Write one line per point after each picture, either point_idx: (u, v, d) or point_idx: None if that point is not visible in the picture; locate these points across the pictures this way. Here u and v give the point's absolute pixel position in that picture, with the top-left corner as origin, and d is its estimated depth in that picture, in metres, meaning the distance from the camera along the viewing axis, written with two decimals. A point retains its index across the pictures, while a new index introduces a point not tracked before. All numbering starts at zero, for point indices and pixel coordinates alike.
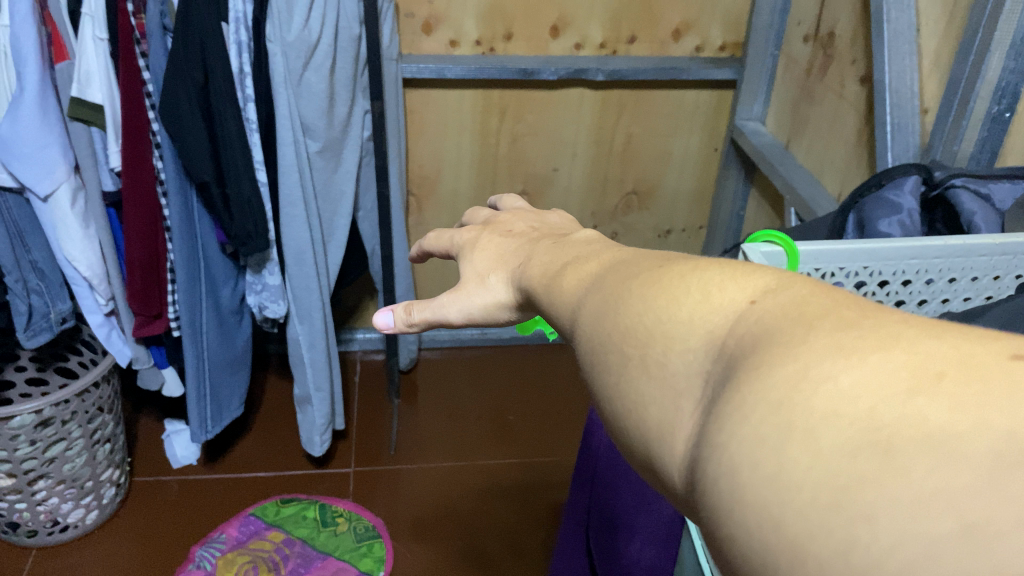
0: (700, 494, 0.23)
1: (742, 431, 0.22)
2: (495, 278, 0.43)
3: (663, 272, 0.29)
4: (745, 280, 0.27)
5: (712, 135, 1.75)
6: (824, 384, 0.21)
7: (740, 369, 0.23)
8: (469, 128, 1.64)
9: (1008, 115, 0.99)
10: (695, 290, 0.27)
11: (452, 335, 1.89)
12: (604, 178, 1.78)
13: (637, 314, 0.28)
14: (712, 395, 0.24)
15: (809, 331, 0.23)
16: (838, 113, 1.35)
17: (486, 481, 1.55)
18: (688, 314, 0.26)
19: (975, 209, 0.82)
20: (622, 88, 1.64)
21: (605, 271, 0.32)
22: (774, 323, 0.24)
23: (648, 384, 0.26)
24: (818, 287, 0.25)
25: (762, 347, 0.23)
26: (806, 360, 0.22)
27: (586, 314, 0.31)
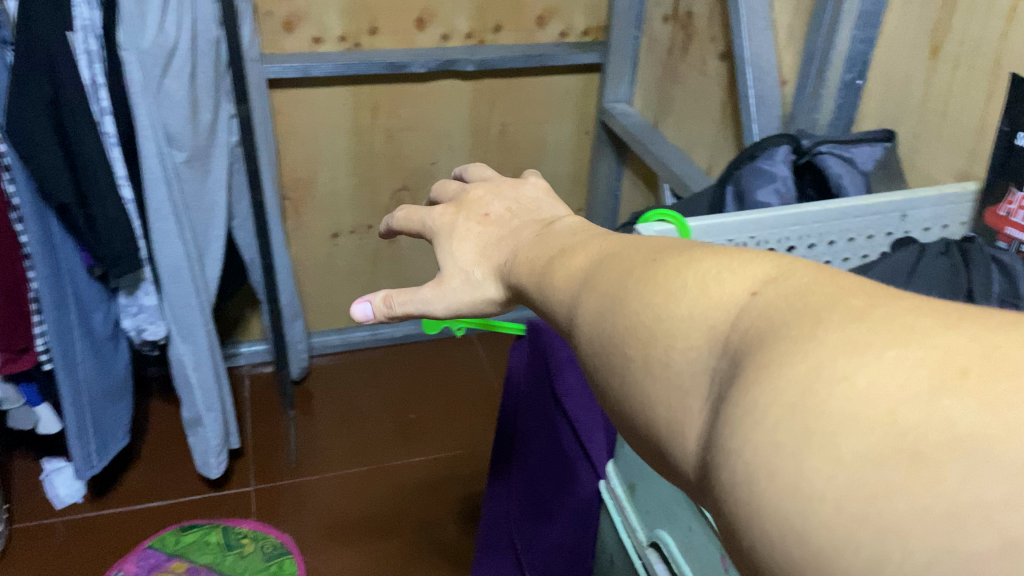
0: (712, 483, 0.26)
1: (764, 434, 0.24)
2: (481, 274, 0.47)
3: (657, 271, 0.33)
4: (742, 272, 0.30)
5: (584, 119, 1.79)
6: (841, 385, 0.23)
7: (747, 369, 0.26)
8: (343, 126, 1.61)
9: (859, 83, 1.05)
10: (693, 285, 0.30)
11: (341, 339, 1.85)
12: (484, 168, 1.78)
13: (639, 312, 0.32)
14: (720, 389, 0.27)
15: (818, 327, 0.25)
16: (702, 90, 1.40)
17: (392, 482, 1.53)
18: (689, 311, 0.30)
19: (842, 172, 0.87)
20: (493, 77, 1.65)
21: (600, 265, 0.36)
22: (778, 315, 0.27)
23: (654, 386, 0.30)
24: (819, 274, 0.28)
25: (769, 344, 0.26)
26: (817, 360, 0.24)
27: (585, 308, 0.35)
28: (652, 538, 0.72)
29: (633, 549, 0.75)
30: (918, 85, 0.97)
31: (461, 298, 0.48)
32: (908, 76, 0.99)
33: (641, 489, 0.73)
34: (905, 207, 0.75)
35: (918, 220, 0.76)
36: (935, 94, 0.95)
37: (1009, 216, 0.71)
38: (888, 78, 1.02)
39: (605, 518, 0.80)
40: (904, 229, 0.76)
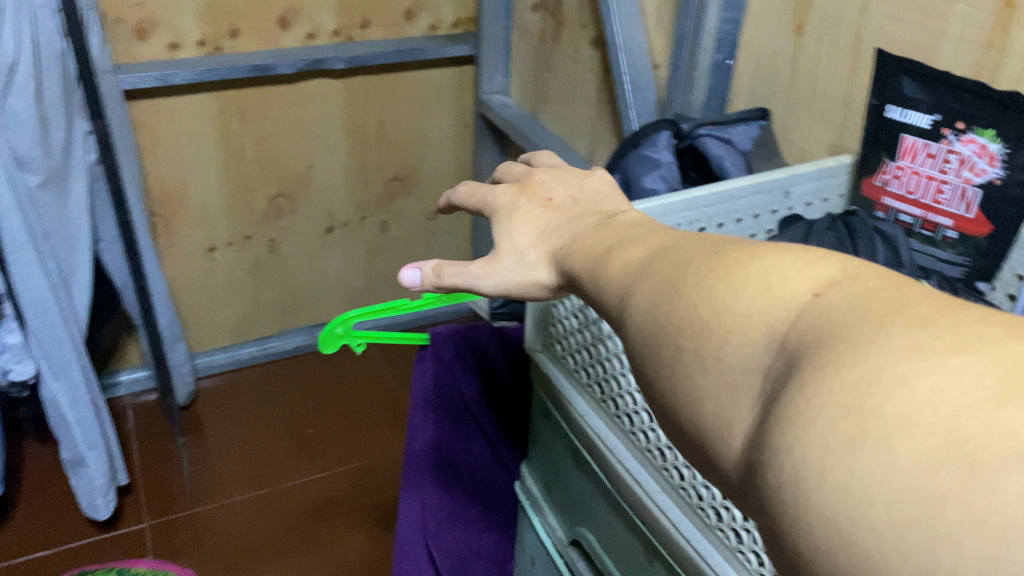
0: (758, 478, 0.28)
1: (816, 424, 0.26)
2: (535, 256, 0.49)
3: (722, 264, 0.34)
4: (808, 271, 0.31)
5: (461, 111, 1.76)
6: (900, 388, 0.25)
7: (802, 367, 0.28)
8: (211, 134, 1.53)
9: (730, 62, 1.07)
10: (756, 281, 0.32)
11: (230, 358, 1.77)
12: (364, 168, 1.72)
13: (696, 303, 0.33)
14: (772, 388, 0.29)
15: (882, 329, 0.27)
16: (577, 77, 1.41)
17: (295, 503, 1.49)
18: (748, 308, 0.31)
19: (723, 153, 0.88)
20: (366, 74, 1.61)
21: (653, 259, 0.38)
22: (842, 317, 0.28)
23: (707, 378, 0.32)
24: (885, 281, 0.29)
25: (827, 344, 0.27)
26: (876, 362, 0.26)
27: (636, 294, 0.37)
28: (572, 536, 0.71)
29: (552, 547, 0.74)
30: (786, 63, 1.00)
31: (511, 276, 0.50)
32: (775, 53, 1.01)
33: (556, 487, 0.73)
34: (787, 185, 0.77)
35: (800, 196, 0.79)
36: (802, 70, 0.98)
37: (884, 185, 0.74)
38: (756, 58, 1.04)
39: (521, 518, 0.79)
40: (788, 207, 0.78)
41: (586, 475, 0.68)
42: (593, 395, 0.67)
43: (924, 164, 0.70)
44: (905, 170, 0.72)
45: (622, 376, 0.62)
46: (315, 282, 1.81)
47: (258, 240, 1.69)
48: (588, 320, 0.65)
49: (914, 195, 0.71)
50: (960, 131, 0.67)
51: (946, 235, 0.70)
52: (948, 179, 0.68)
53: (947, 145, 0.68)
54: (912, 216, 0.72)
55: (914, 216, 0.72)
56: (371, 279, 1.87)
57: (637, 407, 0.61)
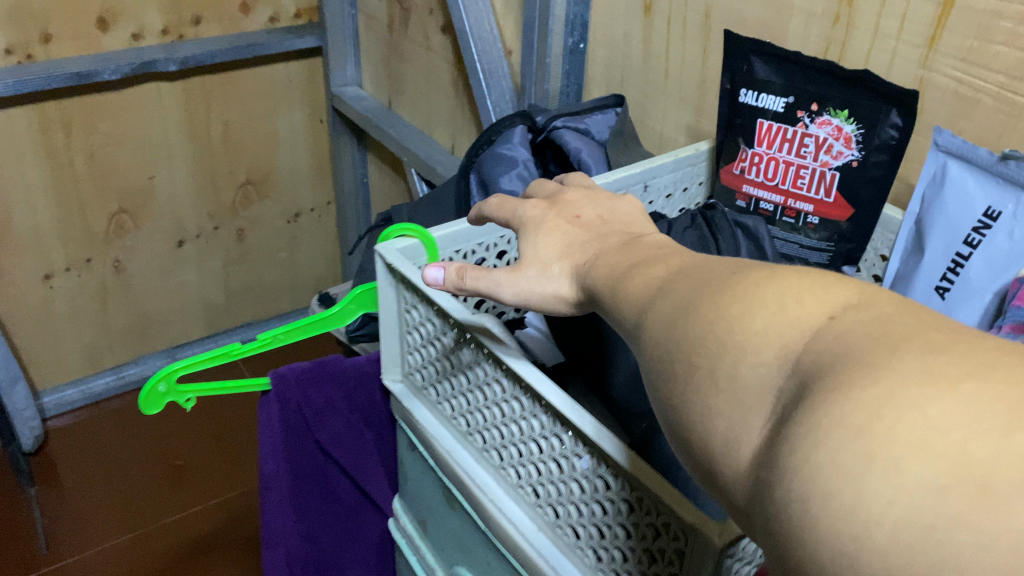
0: (759, 497, 0.26)
1: (830, 433, 0.24)
2: (558, 270, 0.47)
3: (742, 283, 0.31)
4: (826, 293, 0.28)
5: (314, 107, 1.67)
6: (911, 412, 0.23)
7: (812, 385, 0.25)
8: (33, 151, 1.38)
9: (582, 46, 1.03)
10: (773, 301, 0.29)
11: (82, 392, 1.62)
12: (212, 175, 1.60)
13: (711, 322, 0.31)
14: (781, 415, 0.26)
15: (895, 352, 0.24)
16: (430, 66, 1.34)
17: (172, 539, 1.39)
18: (765, 325, 0.29)
19: (580, 146, 0.84)
20: (203, 74, 1.49)
21: (673, 279, 0.35)
22: (858, 340, 0.25)
23: (716, 397, 0.29)
24: (902, 305, 0.27)
25: (840, 366, 0.25)
26: (889, 383, 0.23)
27: (653, 313, 0.34)
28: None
29: None
30: (638, 46, 0.96)
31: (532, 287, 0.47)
32: (626, 35, 0.97)
33: (431, 525, 0.68)
34: (646, 178, 0.73)
35: (660, 188, 0.75)
36: (656, 51, 0.94)
37: (744, 173, 0.71)
38: (608, 40, 1.00)
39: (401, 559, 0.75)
40: (647, 200, 0.75)
41: (459, 513, 0.63)
42: (457, 427, 0.61)
43: (781, 150, 0.67)
44: (762, 157, 0.69)
45: (518, 423, 0.53)
46: (172, 300, 1.68)
47: (100, 262, 1.54)
48: (442, 347, 0.59)
49: (773, 181, 0.69)
50: (813, 112, 0.64)
51: (808, 220, 0.68)
52: (806, 163, 0.66)
53: (802, 128, 0.65)
54: (773, 203, 0.69)
55: (774, 204, 0.69)
56: (232, 292, 1.76)
57: (503, 441, 0.55)
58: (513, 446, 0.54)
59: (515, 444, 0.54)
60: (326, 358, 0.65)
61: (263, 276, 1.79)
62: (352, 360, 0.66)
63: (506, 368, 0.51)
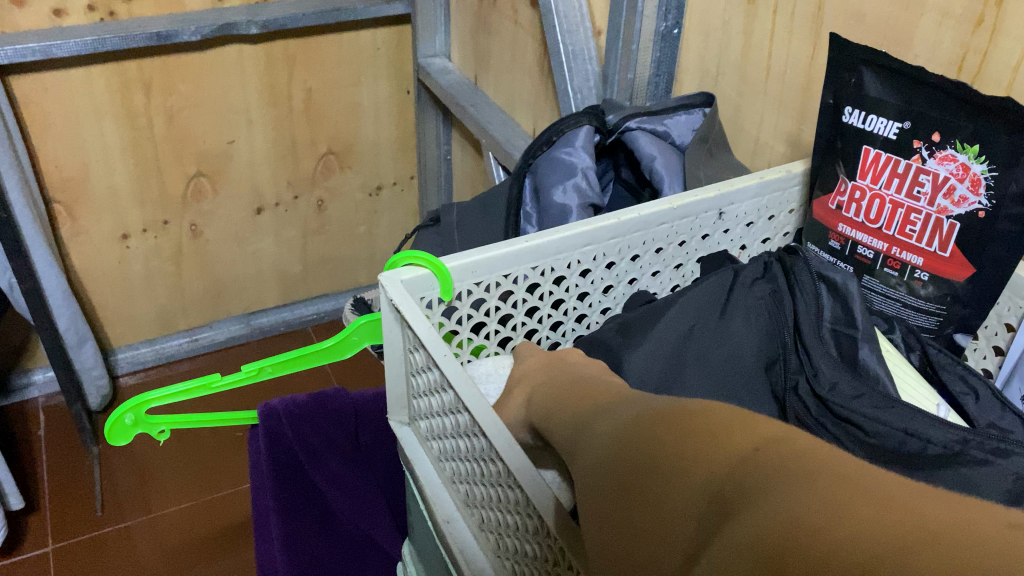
0: None
1: (745, 552, 0.24)
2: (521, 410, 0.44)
3: (680, 413, 0.31)
4: (751, 429, 0.29)
5: (401, 77, 1.59)
6: (814, 532, 0.23)
7: (738, 513, 0.25)
8: (109, 111, 1.36)
9: (676, 31, 0.91)
10: (703, 432, 0.29)
11: (155, 352, 1.63)
12: (292, 144, 1.56)
13: (648, 447, 0.31)
14: (701, 541, 0.26)
15: (804, 483, 0.25)
16: (516, 43, 1.24)
17: (226, 515, 1.37)
18: (697, 452, 0.28)
19: (654, 152, 0.73)
20: (285, 38, 1.43)
21: (621, 409, 0.36)
22: (779, 469, 0.26)
23: (645, 517, 0.29)
24: (821, 445, 0.27)
25: (761, 491, 0.25)
26: (795, 510, 0.24)
27: (593, 439, 0.35)
28: None
29: None
30: (736, 35, 0.83)
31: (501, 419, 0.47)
32: (725, 25, 0.85)
33: None
34: (722, 204, 0.61)
35: (737, 216, 0.63)
36: (756, 48, 0.81)
37: (840, 209, 0.58)
38: (704, 27, 0.88)
39: None
40: (722, 229, 0.63)
41: None
42: (458, 493, 0.52)
43: (888, 186, 0.54)
44: (864, 192, 0.56)
45: (512, 517, 0.43)
46: (248, 268, 1.66)
47: (177, 225, 1.53)
48: (443, 405, 0.50)
49: (875, 224, 0.56)
50: (933, 144, 0.51)
51: (915, 276, 0.55)
52: (919, 206, 0.53)
53: (917, 162, 0.52)
54: (874, 249, 0.56)
55: (875, 250, 0.56)
56: (310, 262, 1.73)
57: (497, 529, 0.47)
58: (507, 540, 0.45)
59: (508, 537, 0.45)
60: (326, 391, 0.65)
61: (342, 248, 1.75)
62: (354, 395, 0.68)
63: (498, 456, 0.42)
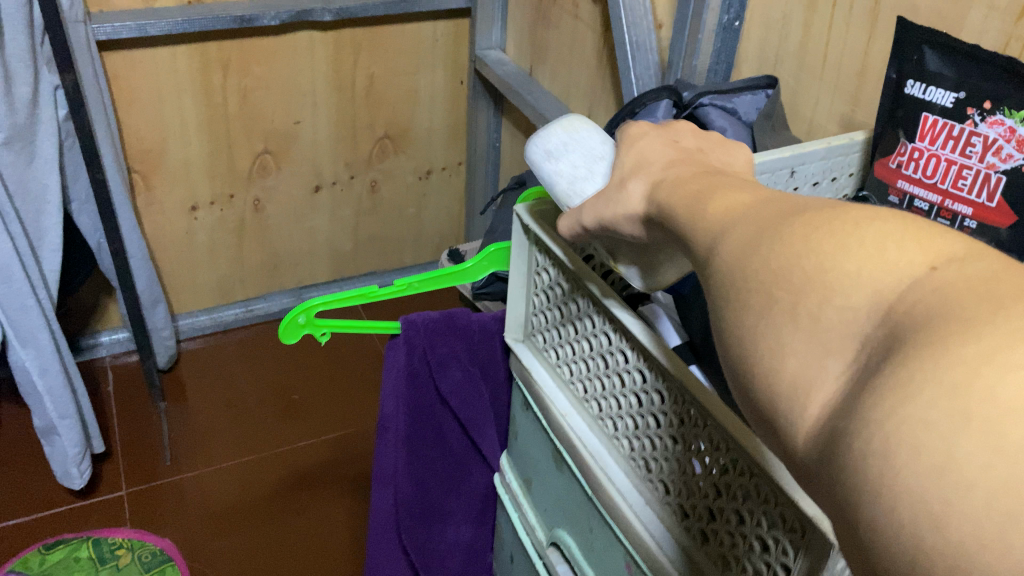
0: (836, 453, 0.25)
1: (927, 392, 0.23)
2: (635, 188, 0.43)
3: (852, 218, 0.29)
4: (927, 242, 0.27)
5: (456, 68, 1.69)
6: (1016, 371, 0.22)
7: (906, 344, 0.25)
8: (189, 88, 1.45)
9: (737, 24, 1.01)
10: (872, 247, 0.28)
11: (213, 320, 1.73)
12: (352, 127, 1.66)
13: (801, 258, 0.29)
14: (864, 365, 0.26)
15: (999, 310, 0.24)
16: (576, 35, 1.34)
17: (278, 472, 1.46)
18: (864, 268, 0.27)
19: (725, 126, 0.83)
20: (353, 27, 1.53)
21: (762, 204, 0.33)
22: (962, 298, 0.24)
23: (798, 332, 0.28)
24: (1007, 263, 0.26)
25: (940, 320, 0.24)
26: (990, 340, 0.23)
27: (726, 237, 0.33)
28: (553, 539, 0.68)
29: (533, 548, 0.71)
30: (795, 30, 0.93)
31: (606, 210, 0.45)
32: (785, 16, 0.94)
33: (536, 485, 0.70)
34: (795, 164, 0.71)
35: (806, 175, 0.73)
36: (815, 37, 0.91)
37: (900, 168, 0.68)
38: (766, 18, 0.97)
39: (503, 514, 0.78)
40: (794, 185, 0.72)
41: (566, 477, 0.64)
42: (574, 392, 0.62)
43: (942, 147, 0.64)
44: (922, 153, 0.66)
45: (638, 396, 0.53)
46: (301, 242, 1.76)
47: (242, 200, 1.63)
48: (569, 312, 0.60)
49: (931, 179, 0.66)
50: (985, 111, 0.61)
51: (965, 225, 0.64)
52: (970, 162, 0.62)
53: (970, 126, 0.62)
54: (929, 202, 0.66)
55: (930, 203, 0.66)
56: (360, 241, 1.83)
57: (618, 412, 0.56)
58: (630, 418, 0.55)
59: (631, 416, 0.55)
60: (455, 312, 0.69)
61: (390, 229, 1.85)
62: (478, 318, 0.70)
63: (632, 342, 0.52)
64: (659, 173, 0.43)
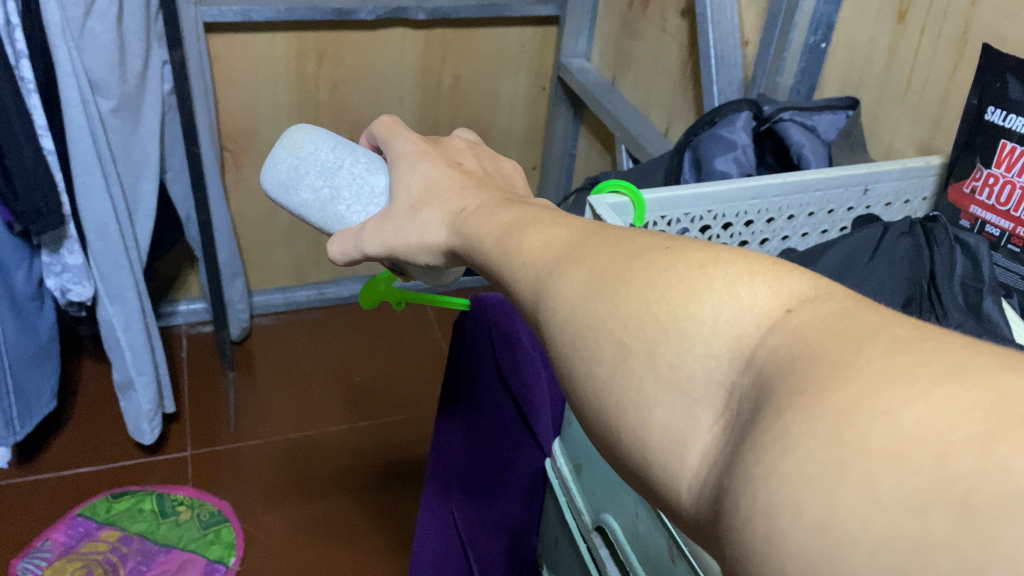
0: (722, 508, 0.25)
1: (808, 452, 0.23)
2: (426, 213, 0.48)
3: (687, 261, 0.31)
4: (779, 283, 0.28)
5: (539, 74, 1.73)
6: (884, 419, 0.22)
7: (778, 397, 0.25)
8: (284, 73, 1.52)
9: (824, 45, 1.01)
10: (722, 289, 0.29)
11: (286, 300, 1.80)
12: (433, 122, 1.70)
13: (645, 304, 0.30)
14: (748, 415, 0.26)
15: (860, 353, 0.24)
16: (661, 47, 1.36)
17: (334, 448, 1.50)
18: (711, 315, 0.28)
19: (803, 142, 0.84)
20: (444, 26, 1.58)
21: (575, 240, 0.36)
22: (826, 343, 0.25)
23: (657, 383, 0.29)
24: (855, 299, 0.27)
25: (811, 368, 0.25)
26: (859, 388, 0.23)
27: (563, 279, 0.34)
28: (597, 522, 0.70)
29: (578, 531, 0.74)
30: (882, 49, 0.94)
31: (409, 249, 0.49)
32: (872, 40, 0.95)
33: (586, 470, 0.71)
34: (868, 181, 0.72)
35: (879, 194, 0.74)
36: (900, 58, 0.91)
37: (974, 192, 0.69)
38: (853, 42, 0.98)
39: (550, 499, 0.80)
40: (866, 203, 0.74)
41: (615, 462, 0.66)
42: None
43: (1019, 174, 0.65)
44: (998, 178, 0.66)
45: None
46: None
47: None
48: None
49: (1005, 206, 0.66)
50: None
51: None
52: None
53: None
54: (1000, 229, 0.66)
55: (1002, 229, 0.66)
56: None
57: None
58: None
59: None
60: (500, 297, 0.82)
61: None
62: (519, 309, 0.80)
63: None
64: (464, 205, 0.46)
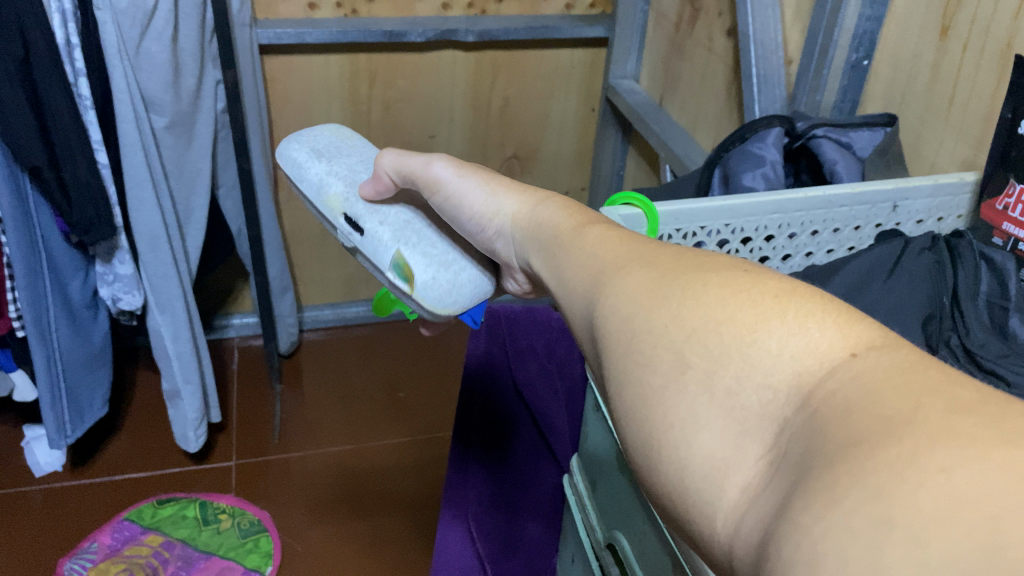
0: (767, 552, 0.27)
1: (855, 503, 0.25)
2: (504, 190, 0.59)
3: (756, 287, 0.34)
4: (849, 329, 0.31)
5: (589, 95, 1.73)
6: (937, 477, 0.24)
7: (834, 450, 0.27)
8: (337, 93, 1.56)
9: (866, 62, 0.99)
10: (794, 321, 0.31)
11: (337, 315, 1.83)
12: (484, 144, 1.73)
13: (706, 324, 0.33)
14: (799, 462, 0.28)
15: (920, 410, 0.26)
16: (708, 68, 1.35)
17: (375, 460, 1.52)
18: (778, 343, 0.31)
19: (837, 158, 0.82)
20: (495, 50, 1.60)
21: (631, 252, 0.41)
22: (885, 391, 0.28)
23: (710, 405, 0.32)
24: (919, 355, 0.29)
25: (872, 423, 0.27)
26: (913, 445, 0.25)
27: (632, 298, 0.37)
28: (609, 539, 0.69)
29: (592, 549, 0.73)
30: (925, 67, 0.91)
31: (474, 207, 0.60)
32: (915, 57, 0.93)
33: (601, 484, 0.70)
34: (896, 198, 0.70)
35: (909, 211, 0.72)
36: (943, 75, 0.89)
37: (1007, 210, 0.66)
38: (896, 60, 0.96)
39: (567, 516, 0.79)
40: (894, 221, 0.72)
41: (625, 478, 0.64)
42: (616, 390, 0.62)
43: None
44: None
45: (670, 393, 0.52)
46: None
47: None
48: None
49: None
50: None
51: None
52: None
53: None
54: None
55: None
56: None
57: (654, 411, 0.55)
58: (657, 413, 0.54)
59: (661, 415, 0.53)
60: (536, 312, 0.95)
61: None
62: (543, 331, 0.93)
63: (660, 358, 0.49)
64: (536, 195, 0.56)
